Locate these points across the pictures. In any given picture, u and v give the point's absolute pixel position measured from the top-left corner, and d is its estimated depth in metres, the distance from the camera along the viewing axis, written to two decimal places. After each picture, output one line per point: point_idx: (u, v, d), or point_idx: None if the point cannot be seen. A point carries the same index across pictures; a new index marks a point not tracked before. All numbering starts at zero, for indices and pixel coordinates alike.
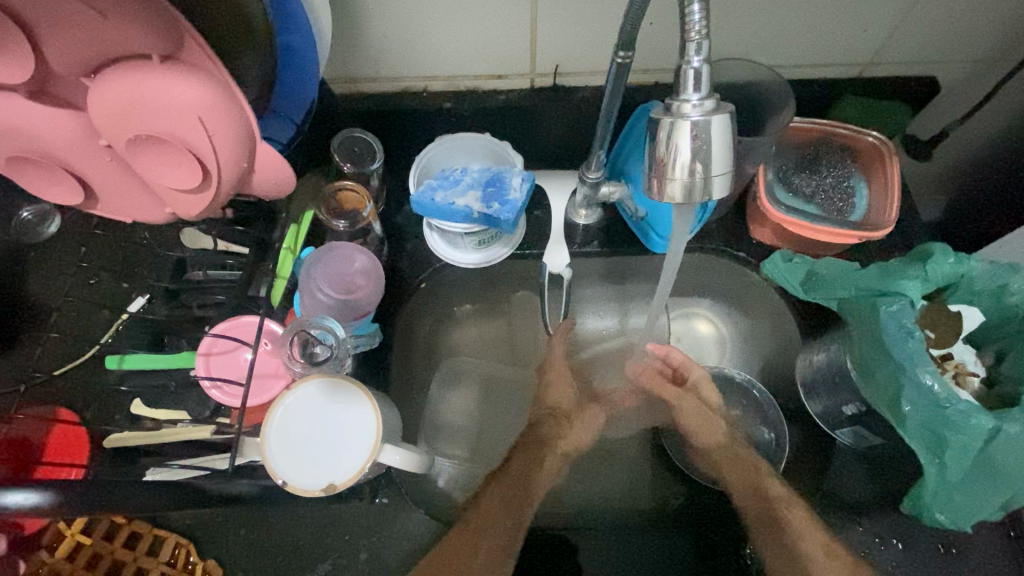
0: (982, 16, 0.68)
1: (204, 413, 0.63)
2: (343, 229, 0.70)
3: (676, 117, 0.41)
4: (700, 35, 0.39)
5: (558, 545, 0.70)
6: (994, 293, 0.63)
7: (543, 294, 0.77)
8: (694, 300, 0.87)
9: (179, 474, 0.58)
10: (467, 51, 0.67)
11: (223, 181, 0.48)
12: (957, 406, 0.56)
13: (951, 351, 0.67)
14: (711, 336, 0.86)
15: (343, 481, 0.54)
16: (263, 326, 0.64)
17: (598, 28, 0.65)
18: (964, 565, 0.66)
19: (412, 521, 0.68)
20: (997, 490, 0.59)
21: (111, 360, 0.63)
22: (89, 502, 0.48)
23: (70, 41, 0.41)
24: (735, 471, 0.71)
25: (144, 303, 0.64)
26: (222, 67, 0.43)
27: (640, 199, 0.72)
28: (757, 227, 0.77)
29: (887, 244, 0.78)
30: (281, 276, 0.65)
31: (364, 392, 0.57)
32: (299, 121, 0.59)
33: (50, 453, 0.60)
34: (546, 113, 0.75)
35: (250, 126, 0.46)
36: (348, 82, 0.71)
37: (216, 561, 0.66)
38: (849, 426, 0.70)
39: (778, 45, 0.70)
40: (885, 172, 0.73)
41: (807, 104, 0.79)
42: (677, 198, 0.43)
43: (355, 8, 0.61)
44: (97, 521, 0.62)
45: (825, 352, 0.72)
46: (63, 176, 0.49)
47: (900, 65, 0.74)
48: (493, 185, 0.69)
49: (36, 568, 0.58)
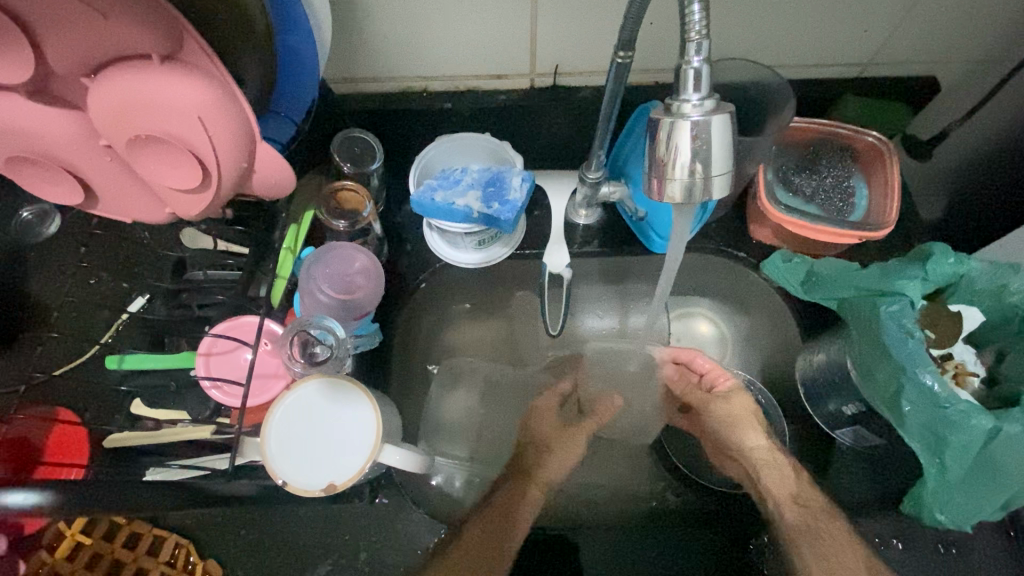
0: (982, 16, 0.68)
1: (205, 412, 0.63)
2: (343, 229, 0.69)
3: (676, 117, 0.41)
4: (700, 35, 0.39)
5: (559, 545, 0.70)
6: (994, 293, 0.63)
7: (544, 294, 0.77)
8: (694, 300, 0.86)
9: (179, 474, 0.58)
10: (466, 51, 0.67)
11: (223, 181, 0.48)
12: (957, 406, 0.56)
13: (951, 351, 0.67)
14: (712, 336, 0.86)
15: (343, 481, 0.54)
16: (263, 326, 0.64)
17: (598, 28, 0.65)
18: (964, 565, 0.66)
19: (412, 521, 0.68)
20: (998, 491, 0.59)
21: (111, 360, 0.63)
22: (89, 502, 0.48)
23: (70, 41, 0.41)
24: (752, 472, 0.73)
25: (144, 303, 0.64)
26: (222, 67, 0.43)
27: (640, 199, 0.72)
28: (757, 227, 0.77)
29: (887, 243, 0.78)
30: (281, 276, 0.65)
31: (364, 392, 0.57)
32: (298, 121, 0.58)
33: (50, 453, 0.60)
34: (546, 114, 0.75)
35: (250, 126, 0.46)
36: (348, 82, 0.71)
37: (216, 561, 0.66)
38: (849, 426, 0.71)
39: (778, 45, 0.70)
40: (885, 172, 0.73)
41: (807, 103, 0.79)
42: (678, 198, 0.44)
43: (355, 8, 0.61)
44: (97, 520, 0.61)
45: (825, 352, 0.72)
46: (63, 177, 0.49)
47: (900, 65, 0.74)
48: (493, 185, 0.69)
49: (37, 568, 0.58)
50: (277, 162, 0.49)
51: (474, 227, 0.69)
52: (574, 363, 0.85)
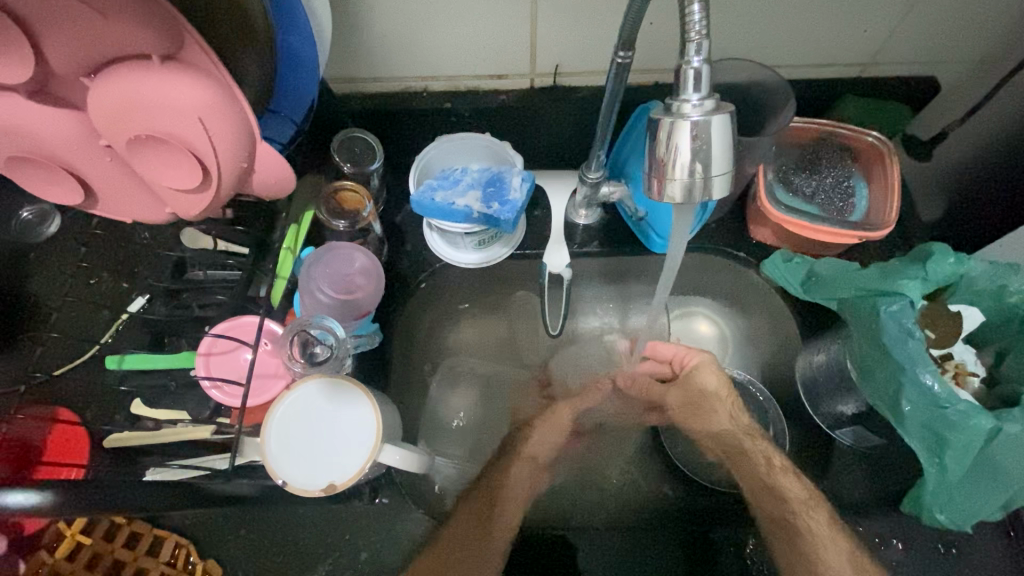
0: (982, 16, 0.68)
1: (204, 413, 0.63)
2: (343, 229, 0.70)
3: (676, 117, 0.41)
4: (700, 35, 0.39)
5: (558, 545, 0.71)
6: (994, 293, 0.63)
7: (544, 294, 0.77)
8: (694, 300, 0.85)
9: (180, 474, 0.58)
10: (466, 51, 0.67)
11: (223, 181, 0.48)
12: (957, 406, 0.56)
13: (951, 351, 0.67)
14: (712, 336, 0.85)
15: (343, 481, 0.54)
16: (263, 326, 0.64)
17: (597, 28, 0.65)
18: (964, 565, 0.66)
19: (412, 521, 0.68)
20: (998, 490, 0.59)
21: (111, 360, 0.63)
22: (89, 502, 0.48)
23: (70, 41, 0.41)
24: (745, 466, 0.72)
25: (144, 303, 0.64)
26: (222, 67, 0.43)
27: (640, 199, 0.72)
28: (757, 227, 0.77)
29: (887, 243, 0.78)
30: (281, 276, 0.65)
31: (364, 392, 0.57)
32: (299, 120, 0.58)
33: (50, 453, 0.60)
34: (546, 113, 0.75)
35: (250, 126, 0.46)
36: (348, 82, 0.71)
37: (216, 560, 0.66)
38: (849, 426, 0.70)
39: (778, 45, 0.70)
40: (885, 172, 0.73)
41: (807, 103, 0.79)
42: (677, 198, 0.44)
43: (355, 8, 0.61)
44: (97, 520, 0.62)
45: (825, 352, 0.72)
46: (63, 176, 0.49)
47: (900, 64, 0.74)
48: (493, 185, 0.69)
49: (36, 568, 0.58)
50: (277, 162, 0.49)
51: (474, 227, 0.69)
52: (574, 363, 0.85)
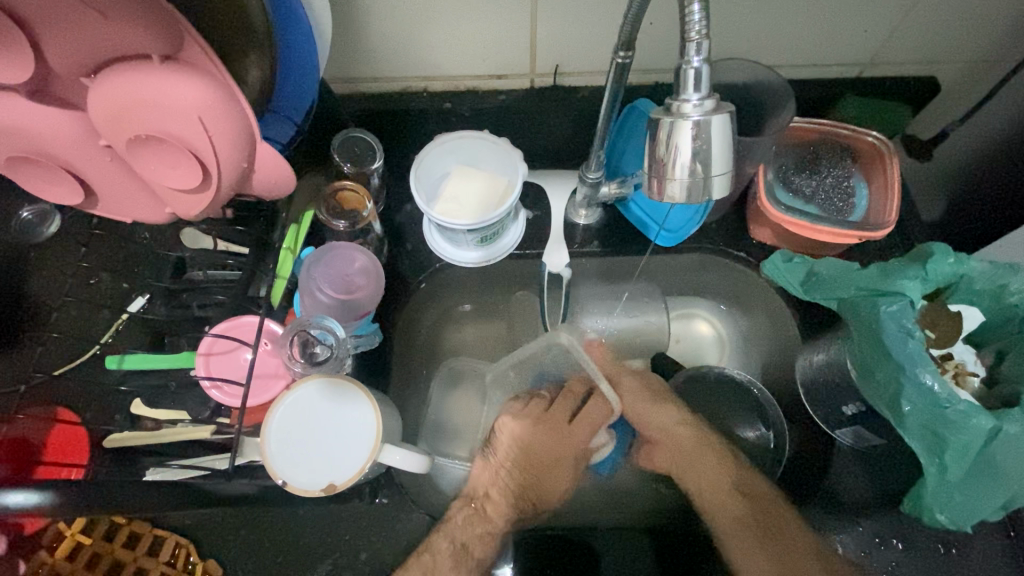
0: (979, 18, 0.68)
1: (204, 413, 0.63)
2: (343, 229, 0.68)
3: (676, 117, 0.41)
4: (700, 35, 0.39)
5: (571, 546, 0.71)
6: (994, 293, 0.63)
7: (544, 295, 0.76)
8: (694, 301, 0.87)
9: (178, 474, 0.58)
10: (467, 52, 0.67)
11: (224, 181, 0.48)
12: (957, 406, 0.55)
13: (951, 351, 0.66)
14: (711, 336, 0.87)
15: (343, 481, 0.54)
16: (263, 326, 0.64)
17: (598, 27, 0.65)
18: (964, 564, 0.66)
19: (411, 521, 0.68)
20: (998, 490, 0.59)
21: (111, 360, 0.63)
22: (87, 503, 0.48)
23: (71, 40, 0.42)
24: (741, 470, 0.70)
25: (144, 303, 0.65)
26: (223, 67, 0.43)
27: (640, 202, 0.75)
28: (757, 227, 0.76)
29: (887, 243, 0.78)
30: (281, 276, 0.65)
31: (365, 392, 0.57)
32: (298, 121, 0.58)
33: (50, 452, 0.61)
34: (547, 113, 0.75)
35: (250, 126, 0.46)
36: (349, 83, 0.72)
37: (216, 560, 0.66)
38: (849, 426, 0.69)
39: (778, 44, 0.70)
40: (885, 171, 0.72)
41: (807, 104, 0.79)
42: (677, 197, 0.44)
43: (356, 10, 0.61)
44: (97, 520, 0.62)
45: (825, 353, 0.70)
46: (63, 176, 0.49)
47: (900, 64, 0.75)
48: (477, 179, 0.69)
49: (37, 568, 0.59)
50: (278, 162, 0.49)
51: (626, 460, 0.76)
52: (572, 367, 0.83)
